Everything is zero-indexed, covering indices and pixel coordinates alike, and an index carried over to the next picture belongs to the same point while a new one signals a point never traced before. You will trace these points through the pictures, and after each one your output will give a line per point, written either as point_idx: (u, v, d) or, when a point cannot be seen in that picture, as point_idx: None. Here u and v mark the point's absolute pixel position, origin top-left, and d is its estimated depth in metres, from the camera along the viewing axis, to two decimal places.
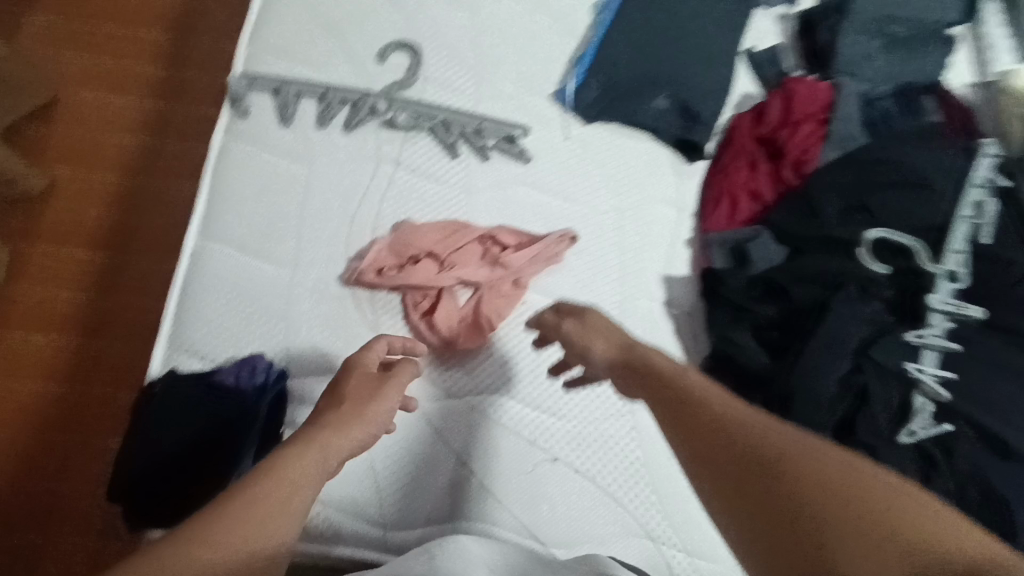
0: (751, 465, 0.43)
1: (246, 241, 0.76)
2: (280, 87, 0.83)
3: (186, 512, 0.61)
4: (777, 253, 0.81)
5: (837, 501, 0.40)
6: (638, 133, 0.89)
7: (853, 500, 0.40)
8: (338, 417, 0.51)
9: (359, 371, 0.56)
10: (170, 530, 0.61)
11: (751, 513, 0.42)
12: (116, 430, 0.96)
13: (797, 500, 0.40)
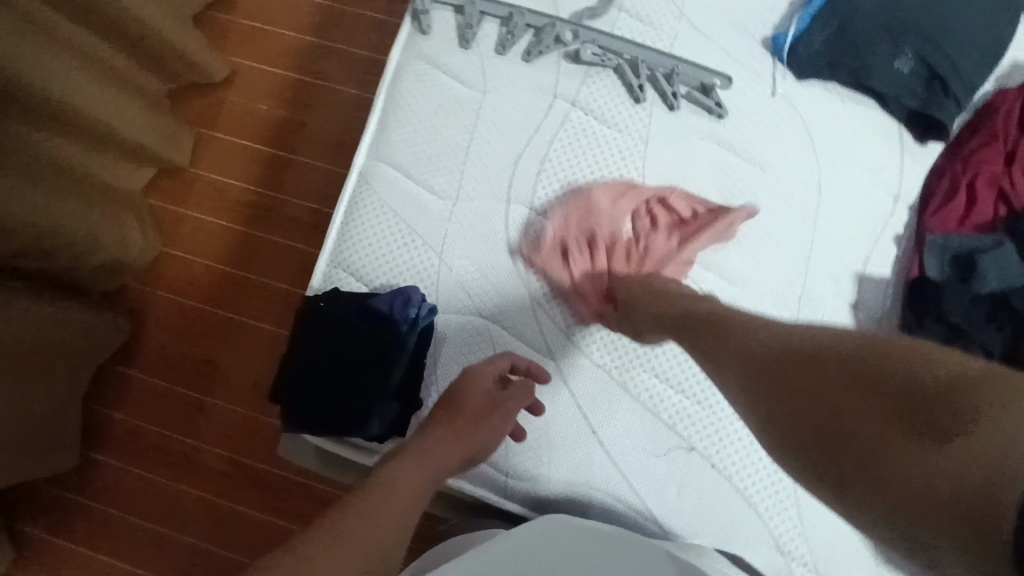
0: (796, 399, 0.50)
1: (413, 168, 0.76)
2: (465, 5, 0.79)
3: (339, 418, 0.70)
4: (1018, 270, 0.67)
5: (886, 363, 0.46)
6: (860, 99, 0.75)
7: (861, 372, 0.47)
8: (440, 444, 0.62)
9: (479, 384, 0.67)
10: (324, 430, 0.70)
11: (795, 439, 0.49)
12: (269, 304, 1.14)
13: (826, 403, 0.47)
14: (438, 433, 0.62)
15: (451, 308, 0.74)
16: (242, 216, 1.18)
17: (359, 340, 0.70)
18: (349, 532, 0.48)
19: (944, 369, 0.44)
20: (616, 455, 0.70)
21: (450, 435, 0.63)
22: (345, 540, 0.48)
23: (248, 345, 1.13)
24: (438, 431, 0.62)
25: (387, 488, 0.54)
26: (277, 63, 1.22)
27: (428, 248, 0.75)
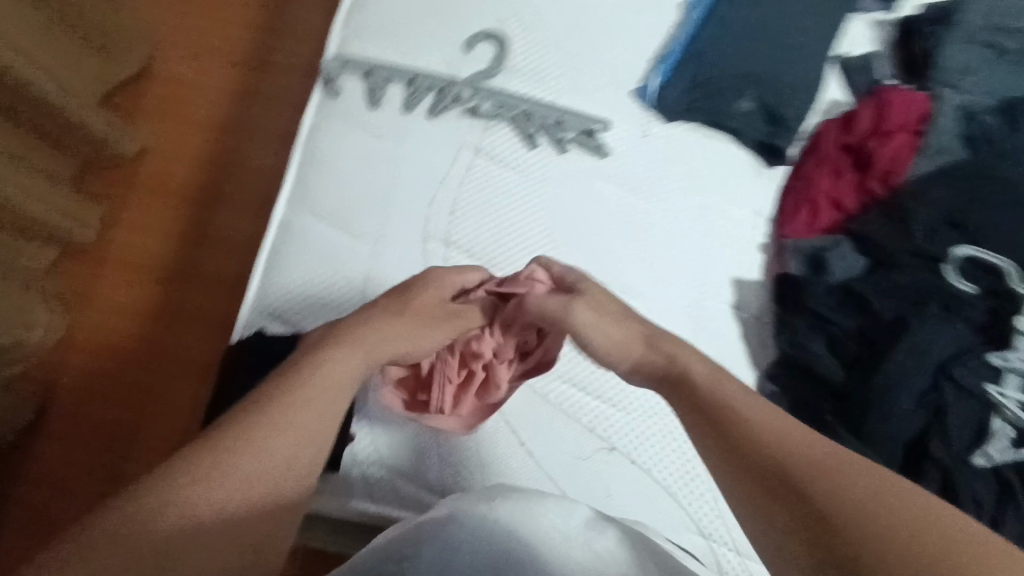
0: None
1: (332, 216, 0.82)
2: (371, 71, 0.88)
3: None
4: (856, 263, 0.79)
5: None
6: (717, 134, 0.89)
7: None
8: (379, 338, 0.62)
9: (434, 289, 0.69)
10: None
11: None
12: (195, 365, 1.15)
13: None
14: (378, 322, 0.64)
15: None
16: (161, 286, 1.19)
17: None
18: (241, 458, 0.49)
19: None
20: (543, 463, 0.75)
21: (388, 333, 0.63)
22: (231, 483, 0.48)
23: (172, 408, 1.13)
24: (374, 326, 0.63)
25: (310, 392, 0.54)
26: (190, 136, 1.27)
27: (351, 288, 0.79)
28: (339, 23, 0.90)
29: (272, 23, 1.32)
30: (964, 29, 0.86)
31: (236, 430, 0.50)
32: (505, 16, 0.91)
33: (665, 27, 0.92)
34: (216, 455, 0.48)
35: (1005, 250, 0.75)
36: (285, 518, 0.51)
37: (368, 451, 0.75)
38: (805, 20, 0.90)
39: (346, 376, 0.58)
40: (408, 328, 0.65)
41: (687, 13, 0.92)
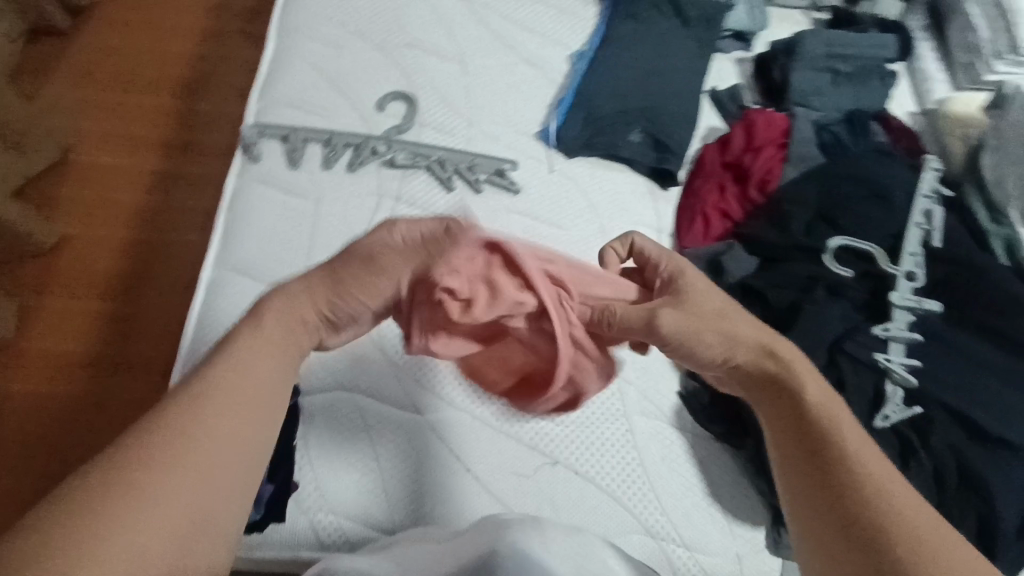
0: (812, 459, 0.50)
1: (260, 271, 0.85)
2: (289, 134, 0.93)
3: None
4: (749, 262, 0.88)
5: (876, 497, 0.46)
6: (616, 166, 0.97)
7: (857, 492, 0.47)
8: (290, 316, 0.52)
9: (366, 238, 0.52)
10: None
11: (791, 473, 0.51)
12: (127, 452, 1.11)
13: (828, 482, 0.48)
14: (281, 301, 0.53)
15: (315, 387, 0.79)
16: (88, 374, 1.17)
17: None
18: (134, 476, 0.40)
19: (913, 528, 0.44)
20: (490, 485, 0.77)
21: (292, 320, 0.52)
22: (150, 480, 0.41)
23: None
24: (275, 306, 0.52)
25: (214, 386, 0.46)
26: (114, 223, 1.30)
27: None
28: (255, 95, 0.96)
29: (192, 111, 1.42)
30: (808, 58, 1.01)
31: (128, 450, 0.42)
32: (411, 78, 1.00)
33: (557, 78, 1.03)
34: (104, 482, 0.40)
35: (871, 236, 0.86)
36: (197, 535, 0.42)
37: (312, 498, 0.74)
38: (674, 63, 1.03)
39: (267, 360, 0.50)
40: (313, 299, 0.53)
41: (573, 66, 1.04)
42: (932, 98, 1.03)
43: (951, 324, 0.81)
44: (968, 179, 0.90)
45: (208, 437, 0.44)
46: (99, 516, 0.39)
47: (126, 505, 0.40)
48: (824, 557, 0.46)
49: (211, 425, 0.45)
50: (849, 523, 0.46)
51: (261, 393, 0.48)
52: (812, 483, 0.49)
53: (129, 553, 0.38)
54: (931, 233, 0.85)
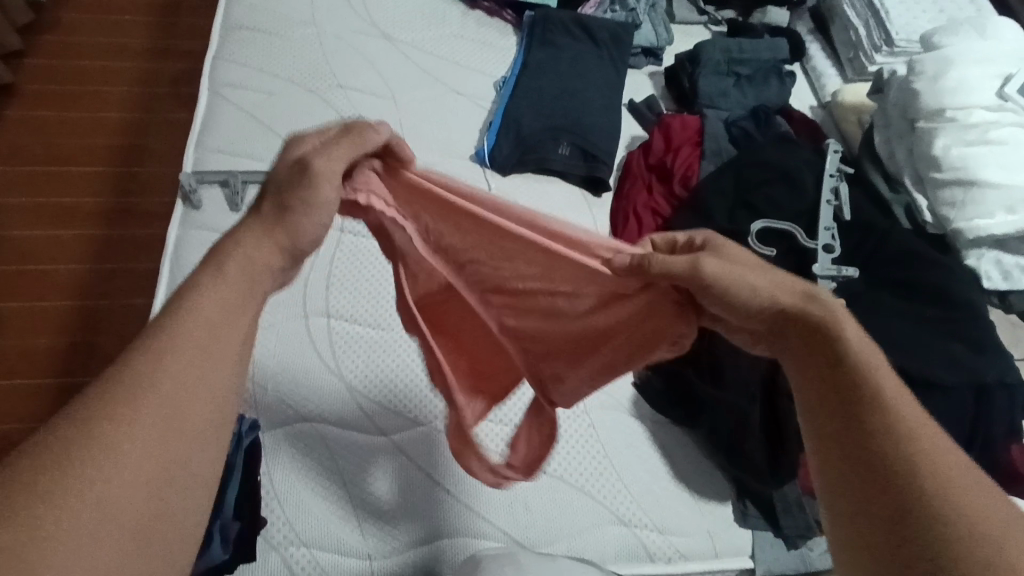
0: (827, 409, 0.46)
1: None
2: (228, 178, 0.94)
3: None
4: None
5: (902, 475, 0.40)
6: (549, 179, 1.03)
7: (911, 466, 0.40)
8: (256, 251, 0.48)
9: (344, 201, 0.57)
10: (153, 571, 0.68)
11: (821, 434, 0.45)
12: None
13: (852, 445, 0.43)
14: (246, 244, 0.49)
15: (276, 421, 0.79)
16: None
17: None
18: (105, 429, 0.37)
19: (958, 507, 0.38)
20: (462, 495, 0.78)
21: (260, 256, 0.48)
22: (111, 439, 0.37)
23: None
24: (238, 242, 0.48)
25: (181, 324, 0.42)
26: (54, 296, 1.27)
27: None
28: (190, 145, 0.97)
29: (130, 175, 1.42)
30: (711, 65, 1.10)
31: (98, 398, 0.39)
32: (345, 116, 1.04)
33: (485, 105, 1.09)
34: (55, 457, 0.35)
35: (789, 216, 0.92)
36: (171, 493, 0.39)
37: (282, 533, 0.73)
38: (593, 80, 1.10)
39: (234, 289, 0.46)
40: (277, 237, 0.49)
41: (499, 92, 1.10)
42: (826, 92, 1.15)
43: (869, 287, 0.87)
44: (866, 156, 0.99)
45: (174, 377, 0.41)
46: (54, 481, 0.35)
47: (80, 472, 0.35)
48: (854, 508, 0.41)
49: (179, 372, 0.41)
50: (850, 450, 0.43)
51: (229, 329, 0.44)
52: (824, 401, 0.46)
53: (99, 503, 0.35)
54: (841, 207, 0.92)
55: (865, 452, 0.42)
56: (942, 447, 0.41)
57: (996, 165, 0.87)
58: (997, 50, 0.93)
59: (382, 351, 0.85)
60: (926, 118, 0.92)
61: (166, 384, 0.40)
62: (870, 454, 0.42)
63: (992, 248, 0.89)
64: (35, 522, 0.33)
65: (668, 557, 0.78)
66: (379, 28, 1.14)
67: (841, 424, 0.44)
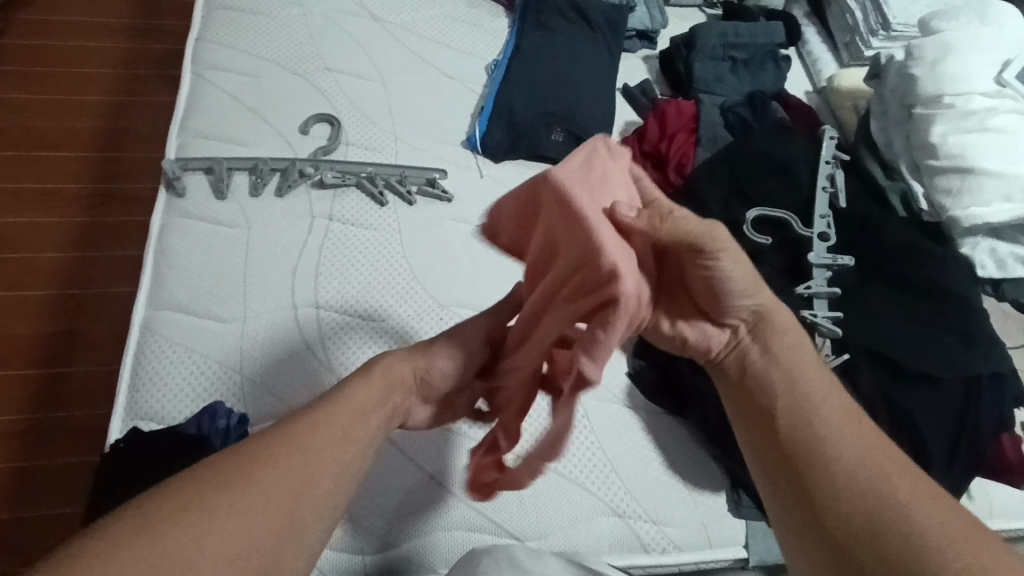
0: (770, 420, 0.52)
1: (195, 303, 0.83)
2: (213, 165, 0.92)
3: None
4: None
5: (838, 472, 0.47)
6: (542, 165, 1.01)
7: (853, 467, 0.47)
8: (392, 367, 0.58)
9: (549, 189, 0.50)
10: None
11: (764, 447, 0.52)
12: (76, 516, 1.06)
13: (792, 459, 0.49)
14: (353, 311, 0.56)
15: (264, 415, 0.78)
16: (18, 447, 1.10)
17: (180, 448, 0.71)
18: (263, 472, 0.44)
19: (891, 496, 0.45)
20: (455, 489, 0.77)
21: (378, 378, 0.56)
22: (265, 480, 0.44)
23: None
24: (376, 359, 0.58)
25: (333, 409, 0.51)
26: (35, 283, 1.24)
27: (227, 370, 0.79)
28: (173, 130, 0.94)
29: (113, 160, 1.38)
30: (707, 49, 1.08)
31: (270, 442, 0.46)
32: (333, 101, 1.01)
33: (477, 89, 1.07)
34: (212, 489, 0.41)
35: (783, 204, 0.91)
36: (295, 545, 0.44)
37: None
38: (587, 64, 1.08)
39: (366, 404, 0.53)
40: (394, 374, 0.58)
41: (491, 76, 1.08)
42: (823, 77, 1.13)
43: (865, 276, 0.87)
44: (862, 143, 0.98)
45: (302, 456, 0.46)
46: (214, 507, 0.41)
47: (235, 498, 0.42)
48: (794, 519, 0.48)
49: (322, 444, 0.48)
50: (796, 457, 0.49)
51: (361, 431, 0.51)
52: (757, 415, 0.53)
53: (232, 534, 0.41)
54: (837, 195, 0.92)
55: (810, 457, 0.49)
56: (906, 470, 0.47)
57: (994, 154, 0.86)
58: (997, 37, 0.92)
59: (374, 343, 0.83)
60: (922, 105, 0.91)
61: (291, 463, 0.46)
62: (807, 465, 0.48)
63: (987, 237, 0.88)
64: (177, 533, 0.39)
65: (662, 547, 0.78)
66: (369, 8, 1.11)
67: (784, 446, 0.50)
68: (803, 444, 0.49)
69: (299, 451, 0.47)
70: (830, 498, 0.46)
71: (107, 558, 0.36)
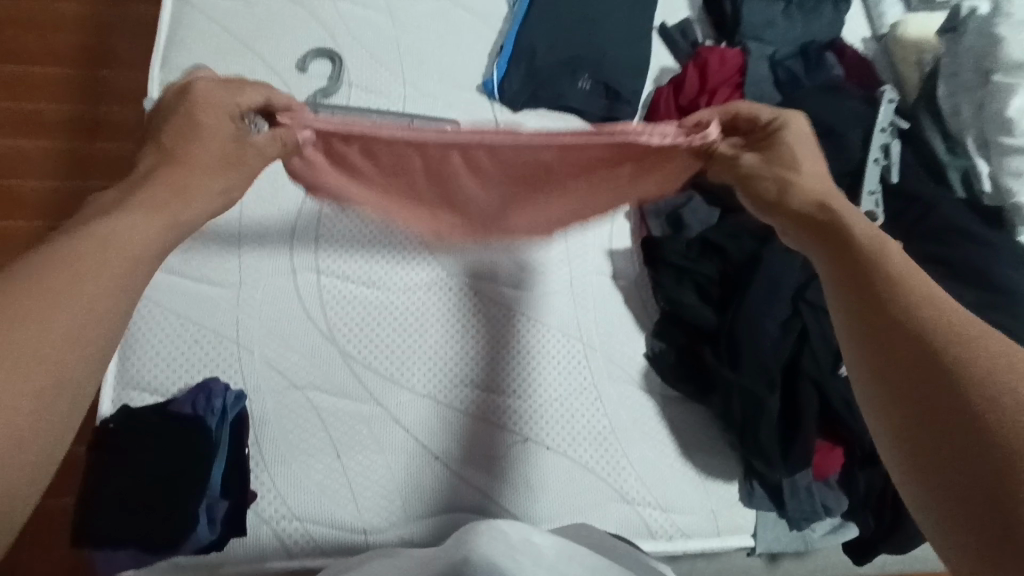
0: (871, 304, 0.41)
1: (190, 266, 0.77)
2: None
3: (146, 520, 0.65)
4: (709, 214, 0.88)
5: (930, 337, 0.37)
6: (566, 116, 0.92)
7: (928, 336, 0.37)
8: (173, 180, 0.46)
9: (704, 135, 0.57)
10: (134, 541, 0.65)
11: (857, 330, 0.41)
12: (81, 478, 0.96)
13: (892, 328, 0.39)
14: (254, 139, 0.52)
15: (263, 390, 0.74)
16: None
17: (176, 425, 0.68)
18: (148, 205, 0.43)
19: (982, 356, 0.35)
20: (460, 471, 0.74)
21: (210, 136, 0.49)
22: (157, 211, 0.43)
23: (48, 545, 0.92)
24: (146, 189, 0.45)
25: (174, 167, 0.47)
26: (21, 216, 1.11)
27: (223, 341, 0.75)
28: (155, 64, 0.84)
29: None
30: None
31: (152, 177, 0.46)
32: (335, 32, 0.90)
33: (496, 23, 0.95)
34: (82, 223, 0.41)
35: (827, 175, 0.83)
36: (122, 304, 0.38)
37: (273, 507, 0.70)
38: None
39: (129, 227, 0.41)
40: (188, 166, 0.47)
41: (512, 8, 0.95)
42: (887, 21, 1.00)
43: (933, 266, 0.78)
44: (924, 108, 0.88)
45: (67, 282, 0.35)
46: (84, 232, 0.39)
47: (100, 233, 0.39)
48: (878, 391, 0.38)
49: (142, 204, 0.43)
50: (882, 326, 0.40)
51: (204, 180, 0.48)
52: (851, 293, 0.43)
53: (79, 280, 0.36)
54: (890, 168, 0.84)
55: (895, 321, 0.39)
56: (979, 328, 0.37)
57: None
58: None
59: (378, 311, 0.79)
60: (1004, 72, 0.80)
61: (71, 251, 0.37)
62: (903, 332, 0.38)
63: None
64: (62, 247, 0.37)
65: (669, 535, 0.76)
66: None
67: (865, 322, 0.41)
68: (883, 311, 0.40)
69: (128, 207, 0.43)
70: (920, 363, 0.37)
71: (53, 251, 0.37)
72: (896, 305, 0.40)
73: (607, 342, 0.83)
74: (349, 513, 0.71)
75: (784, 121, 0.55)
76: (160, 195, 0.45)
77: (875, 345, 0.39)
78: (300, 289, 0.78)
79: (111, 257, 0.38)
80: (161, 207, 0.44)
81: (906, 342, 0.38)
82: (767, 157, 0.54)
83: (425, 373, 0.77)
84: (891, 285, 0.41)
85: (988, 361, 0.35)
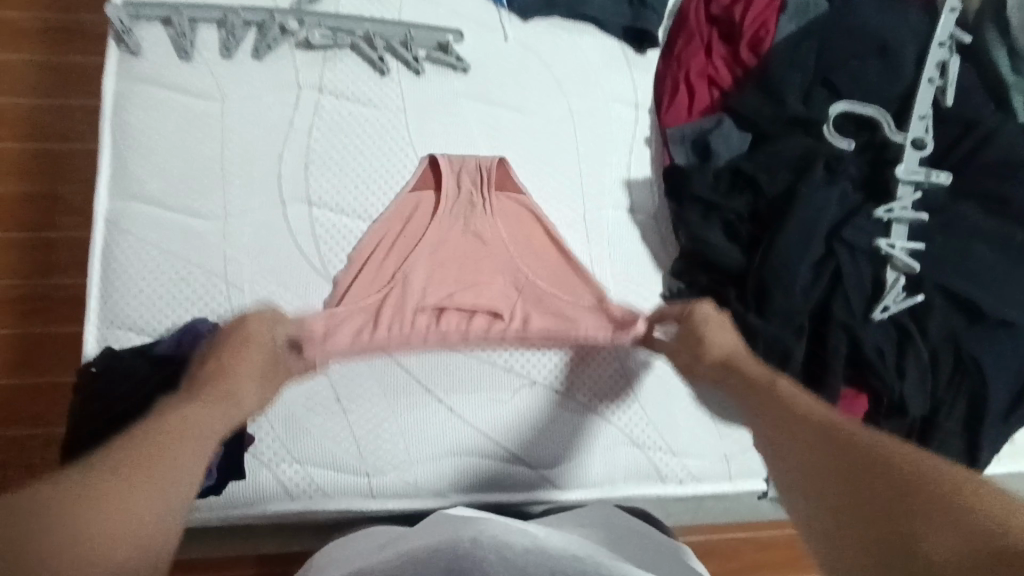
0: (820, 450, 0.44)
1: (170, 196, 0.71)
2: (172, 15, 0.74)
3: None
4: (740, 141, 0.78)
5: (885, 467, 0.40)
6: (583, 27, 0.82)
7: (885, 465, 0.40)
8: (219, 388, 0.51)
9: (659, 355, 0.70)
10: None
11: (808, 470, 0.43)
12: None
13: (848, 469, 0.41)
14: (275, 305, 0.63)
15: None
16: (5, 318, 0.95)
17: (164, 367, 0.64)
18: (210, 404, 0.49)
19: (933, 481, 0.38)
20: (464, 415, 0.71)
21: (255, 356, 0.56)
22: (214, 415, 0.48)
23: None
24: (197, 394, 0.50)
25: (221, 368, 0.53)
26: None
27: (210, 277, 0.70)
28: None
29: None
30: None
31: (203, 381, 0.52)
32: None
33: None
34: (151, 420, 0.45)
35: (873, 98, 0.75)
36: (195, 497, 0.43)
37: (273, 450, 0.68)
38: None
39: (197, 420, 0.46)
40: (234, 370, 0.54)
41: None
42: None
43: (979, 201, 0.73)
44: (989, 18, 0.77)
45: (153, 469, 0.40)
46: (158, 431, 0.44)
47: (174, 425, 0.45)
48: (839, 529, 0.39)
49: (195, 408, 0.47)
50: (837, 463, 0.42)
51: (248, 380, 0.54)
52: (805, 441, 0.45)
53: (167, 487, 0.41)
54: (945, 90, 0.74)
55: (851, 459, 0.42)
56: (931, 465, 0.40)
57: None
58: None
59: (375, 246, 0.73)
60: None
61: (156, 439, 0.43)
62: (864, 467, 0.40)
63: None
64: (152, 455, 0.41)
65: (679, 479, 0.74)
66: None
67: (824, 469, 0.42)
68: (840, 452, 0.43)
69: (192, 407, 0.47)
70: (873, 498, 0.39)
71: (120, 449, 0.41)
72: (842, 445, 0.43)
73: (623, 282, 0.77)
74: (350, 457, 0.68)
75: (702, 316, 0.63)
76: (212, 387, 0.51)
77: (843, 528, 0.39)
78: (289, 219, 0.72)
79: (184, 456, 0.43)
80: (218, 398, 0.50)
81: (857, 476, 0.40)
82: (698, 333, 0.63)
83: (427, 312, 0.73)
84: (834, 430, 0.45)
85: (943, 492, 0.37)
